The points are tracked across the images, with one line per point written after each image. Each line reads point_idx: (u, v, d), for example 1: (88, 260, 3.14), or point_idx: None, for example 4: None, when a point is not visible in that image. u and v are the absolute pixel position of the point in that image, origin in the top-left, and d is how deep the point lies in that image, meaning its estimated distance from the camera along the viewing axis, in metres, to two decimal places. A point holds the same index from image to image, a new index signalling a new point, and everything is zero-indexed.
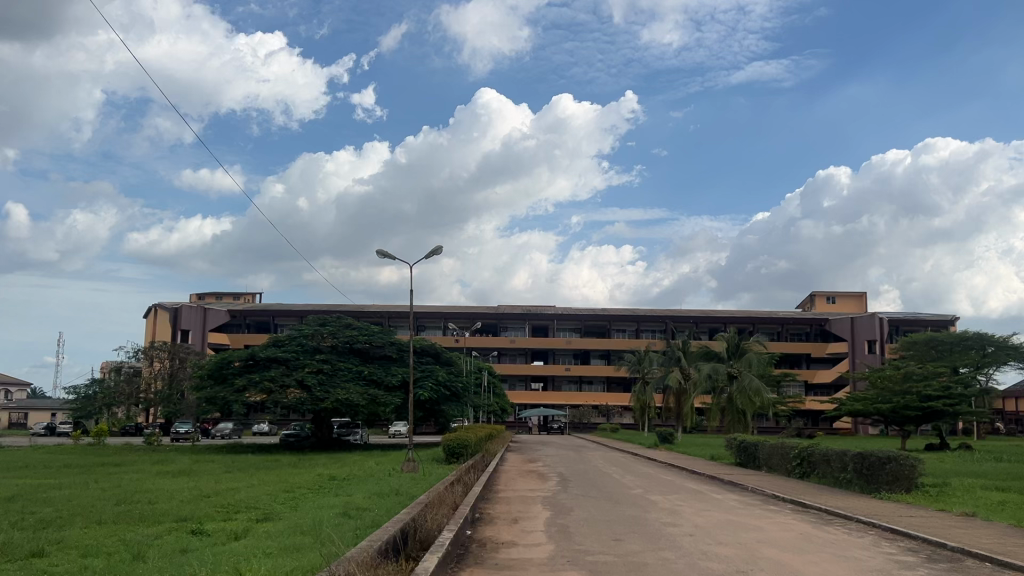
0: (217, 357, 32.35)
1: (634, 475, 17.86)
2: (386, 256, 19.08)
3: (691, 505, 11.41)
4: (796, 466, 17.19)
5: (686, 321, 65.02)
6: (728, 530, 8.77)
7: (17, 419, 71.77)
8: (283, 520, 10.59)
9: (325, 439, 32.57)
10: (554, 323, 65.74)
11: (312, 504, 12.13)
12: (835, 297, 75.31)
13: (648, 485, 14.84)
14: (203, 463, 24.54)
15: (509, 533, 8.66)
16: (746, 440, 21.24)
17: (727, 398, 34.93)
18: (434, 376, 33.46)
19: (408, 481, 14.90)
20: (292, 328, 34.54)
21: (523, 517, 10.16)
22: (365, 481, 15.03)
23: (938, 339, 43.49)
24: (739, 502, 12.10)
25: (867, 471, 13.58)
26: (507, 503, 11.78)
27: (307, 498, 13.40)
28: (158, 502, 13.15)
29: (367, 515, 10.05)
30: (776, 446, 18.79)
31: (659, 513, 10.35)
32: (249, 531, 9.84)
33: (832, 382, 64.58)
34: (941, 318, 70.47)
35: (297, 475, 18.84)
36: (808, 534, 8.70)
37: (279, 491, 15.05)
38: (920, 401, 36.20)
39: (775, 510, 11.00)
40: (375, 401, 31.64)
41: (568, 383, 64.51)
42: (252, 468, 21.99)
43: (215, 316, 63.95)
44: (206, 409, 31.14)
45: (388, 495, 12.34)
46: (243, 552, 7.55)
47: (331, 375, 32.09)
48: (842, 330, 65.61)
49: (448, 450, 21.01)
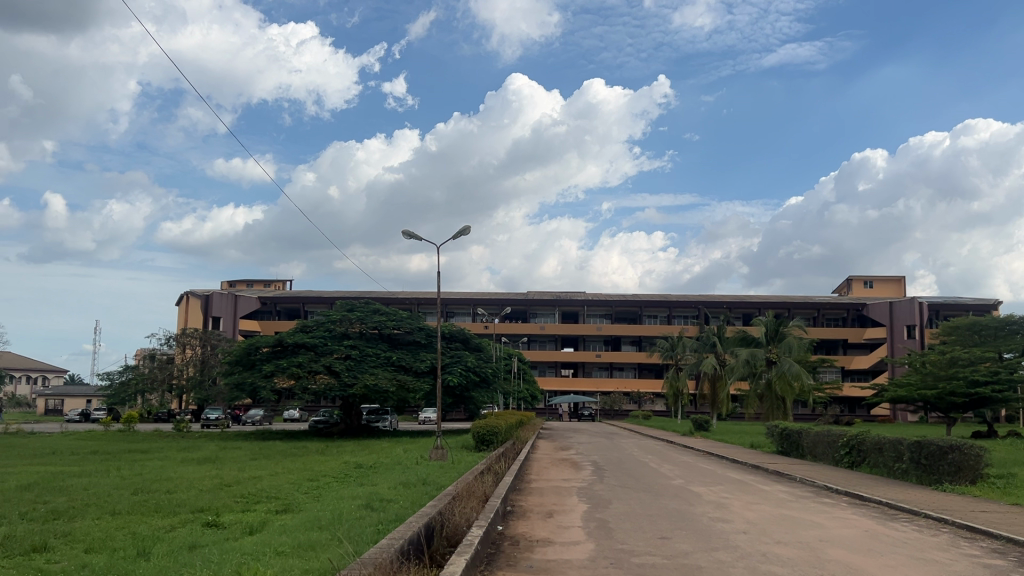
0: (245, 342, 32.05)
1: (672, 463, 17.12)
2: (411, 236, 18.31)
3: (738, 498, 10.61)
4: (845, 455, 16.30)
5: (720, 307, 63.82)
6: (784, 527, 8.00)
7: (53, 406, 72.61)
8: (302, 513, 9.95)
9: (354, 426, 32.12)
10: (585, 309, 64.91)
11: (335, 495, 11.52)
12: (872, 281, 73.56)
13: (688, 474, 14.07)
14: (231, 450, 24.13)
15: (544, 530, 7.93)
16: (789, 428, 20.36)
17: (765, 384, 33.93)
18: (463, 362, 32.89)
19: (436, 470, 14.29)
20: (320, 313, 34.18)
21: (558, 510, 9.44)
22: (391, 470, 14.41)
23: (981, 324, 41.99)
24: (789, 494, 11.28)
25: (928, 460, 12.64)
26: (540, 494, 11.08)
27: (330, 488, 12.80)
28: (175, 491, 12.63)
29: (391, 508, 9.38)
30: (822, 433, 17.89)
31: (706, 506, 9.59)
32: (265, 524, 9.24)
33: (870, 368, 63.07)
34: (984, 303, 68.45)
35: (322, 463, 18.26)
36: (876, 531, 7.88)
37: (303, 480, 14.51)
38: (967, 387, 34.83)
39: (832, 503, 10.18)
40: (404, 387, 31.17)
41: (599, 369, 63.75)
42: (279, 455, 21.56)
43: (246, 304, 64.02)
44: (235, 395, 30.84)
45: (414, 485, 11.71)
46: (253, 550, 6.87)
47: (359, 361, 31.63)
48: (881, 315, 64.00)
49: (478, 437, 20.34)
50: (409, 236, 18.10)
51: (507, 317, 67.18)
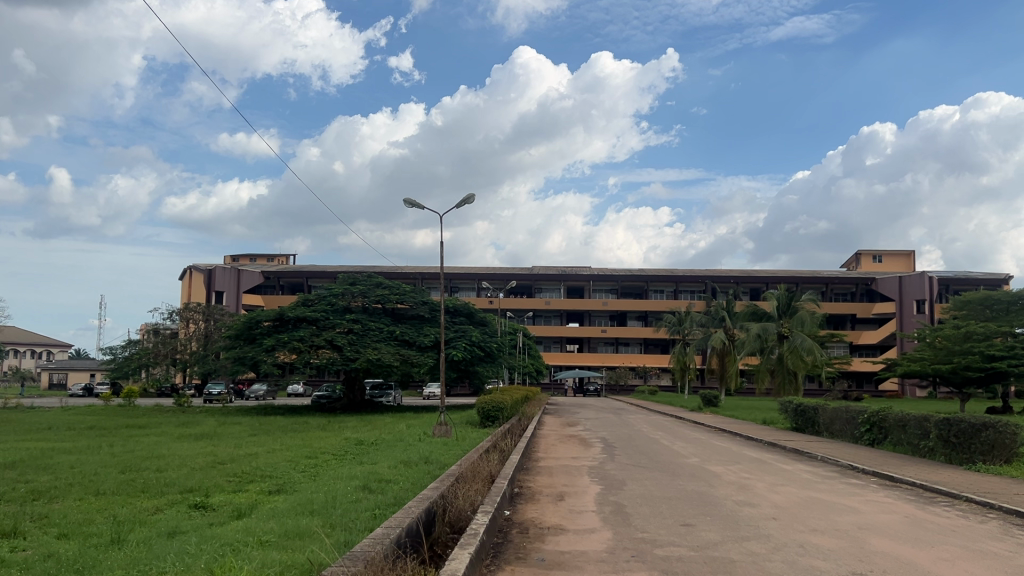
0: (245, 316, 31.41)
1: (684, 440, 16.50)
2: (412, 205, 17.53)
3: (760, 479, 9.95)
4: (865, 432, 15.66)
5: (728, 281, 63.03)
6: (819, 513, 7.33)
7: (58, 379, 72.44)
8: (296, 494, 9.32)
9: (356, 401, 31.60)
10: (591, 284, 64.21)
11: (333, 474, 10.90)
12: (881, 255, 72.63)
13: (703, 452, 13.45)
14: (231, 426, 23.57)
15: (555, 515, 7.27)
16: (804, 404, 19.70)
17: (778, 358, 33.29)
18: (468, 337, 32.24)
19: (439, 446, 13.67)
20: (322, 287, 33.53)
21: (570, 492, 8.80)
22: (392, 448, 13.81)
23: (993, 298, 41.05)
24: (813, 474, 10.62)
25: (958, 438, 11.98)
26: (549, 473, 10.44)
27: (328, 466, 12.19)
28: (165, 470, 12.02)
29: (390, 489, 8.74)
30: (840, 409, 17.22)
31: (727, 489, 8.93)
32: (255, 507, 8.60)
33: (878, 343, 62.35)
34: (994, 278, 67.55)
35: (322, 440, 17.65)
36: (919, 518, 7.20)
37: (301, 457, 13.93)
38: (982, 362, 34.13)
39: (861, 485, 9.53)
40: (407, 361, 30.57)
41: (604, 344, 63.16)
42: (279, 431, 21.03)
43: (250, 278, 63.45)
44: (235, 369, 30.24)
45: (416, 464, 11.09)
46: (235, 538, 6.21)
47: (362, 335, 31.03)
48: (890, 290, 63.13)
49: (482, 413, 19.72)
50: (410, 204, 17.32)
51: (512, 292, 66.51)
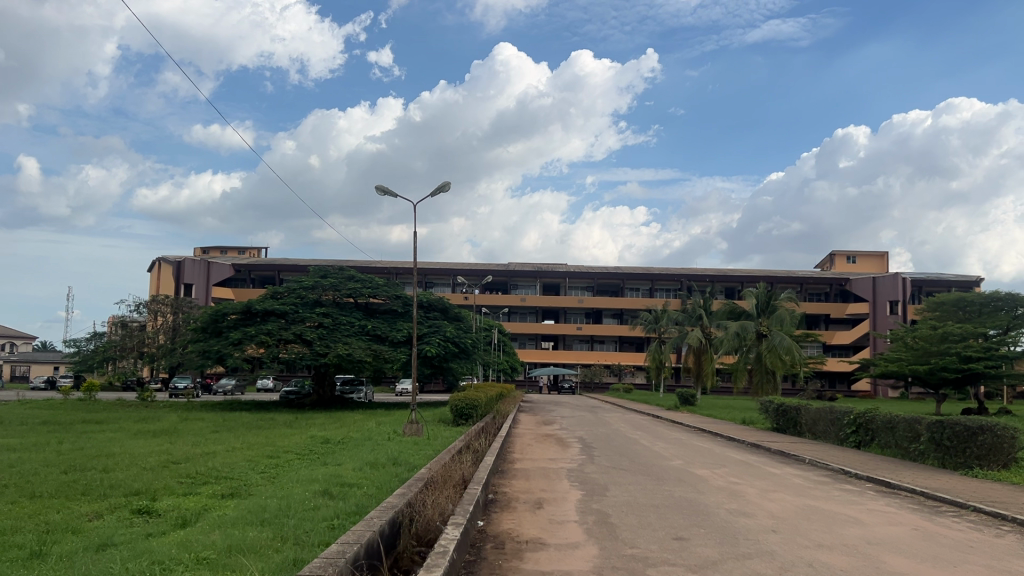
0: (212, 309, 30.40)
1: (664, 440, 15.89)
2: (385, 192, 16.68)
3: (750, 485, 9.33)
4: (851, 434, 15.14)
5: (703, 280, 62.74)
6: (824, 526, 6.72)
7: (20, 372, 70.64)
8: (250, 500, 8.54)
9: (326, 397, 30.75)
10: (566, 281, 63.68)
11: (293, 476, 10.13)
12: (855, 256, 72.81)
13: (686, 454, 12.84)
14: (194, 421, 22.66)
15: (533, 526, 6.58)
16: (786, 404, 19.18)
17: (756, 357, 32.88)
18: (442, 332, 31.47)
19: (408, 447, 12.93)
20: (292, 279, 32.57)
21: (548, 498, 8.11)
22: (360, 447, 13.06)
23: (966, 300, 40.94)
24: (804, 479, 10.05)
25: (952, 442, 11.46)
26: (526, 477, 9.75)
27: (289, 467, 11.39)
28: (113, 470, 11.17)
29: (353, 495, 8.00)
30: (824, 410, 16.70)
31: (718, 496, 8.31)
32: (202, 514, 7.82)
33: (851, 343, 62.44)
34: (966, 279, 67.88)
35: (286, 438, 16.81)
36: (930, 533, 6.62)
37: (261, 457, 13.16)
38: (960, 363, 33.93)
39: (858, 492, 8.93)
40: (379, 357, 29.79)
41: (580, 342, 62.71)
42: (242, 428, 20.19)
43: (220, 270, 62.15)
44: (200, 363, 29.21)
45: (383, 466, 10.37)
46: (170, 554, 5.45)
47: (332, 329, 30.20)
48: (864, 290, 63.14)
49: (455, 411, 19.01)
50: (383, 189, 16.50)
51: (487, 288, 65.76)
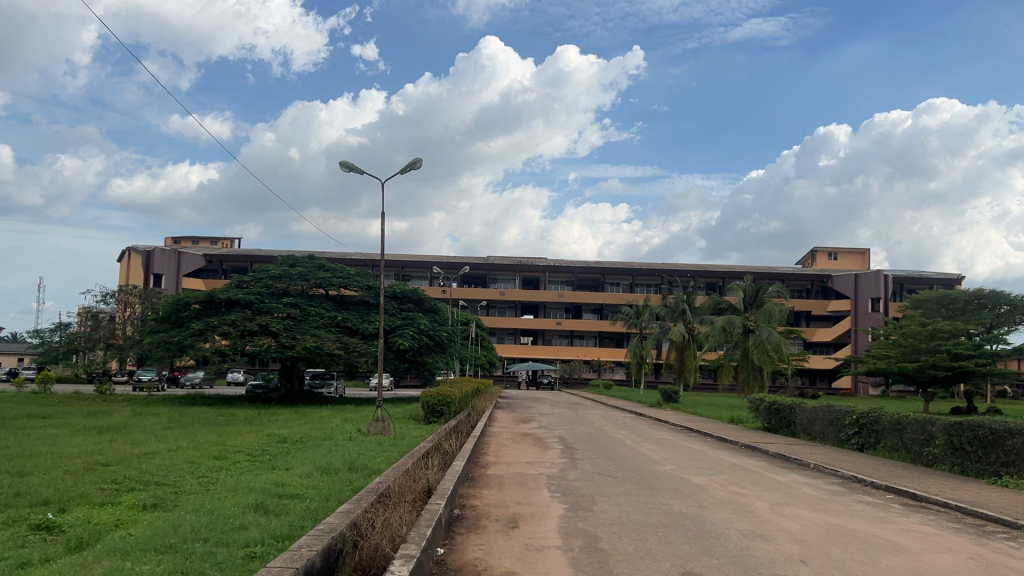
0: (173, 298, 28.83)
1: (651, 441, 14.68)
2: (349, 168, 15.19)
3: (758, 497, 8.12)
4: (853, 435, 14.01)
5: (685, 275, 61.71)
6: (863, 554, 5.50)
7: None
8: (172, 513, 7.19)
9: (294, 393, 29.28)
10: (546, 276, 62.43)
11: (232, 483, 8.78)
12: (836, 253, 72.20)
13: (678, 457, 11.65)
14: (148, 416, 21.17)
15: (506, 554, 5.31)
16: (778, 402, 18.04)
17: (742, 353, 31.80)
18: (416, 325, 30.04)
19: (370, 449, 11.59)
20: (259, 268, 31.10)
21: (525, 513, 6.84)
22: (318, 448, 11.73)
23: (950, 296, 40.06)
24: (815, 490, 8.86)
25: (977, 446, 10.33)
26: (499, 485, 8.49)
27: (232, 471, 10.04)
28: (28, 474, 9.76)
29: (291, 511, 6.68)
30: (821, 409, 15.58)
31: (724, 511, 7.09)
32: (104, 533, 6.46)
33: (832, 341, 61.77)
34: (947, 277, 67.41)
35: (239, 436, 15.40)
36: (994, 564, 5.42)
37: (205, 458, 11.80)
38: (950, 361, 33.14)
39: (882, 507, 7.74)
40: (349, 351, 28.35)
41: (559, 337, 61.54)
42: (198, 424, 18.79)
43: (190, 261, 60.30)
44: (159, 354, 27.64)
45: (336, 472, 9.04)
46: None
47: (300, 321, 28.76)
48: (846, 287, 62.39)
49: (428, 407, 17.65)
50: (348, 166, 15.11)
51: (465, 281, 64.36)
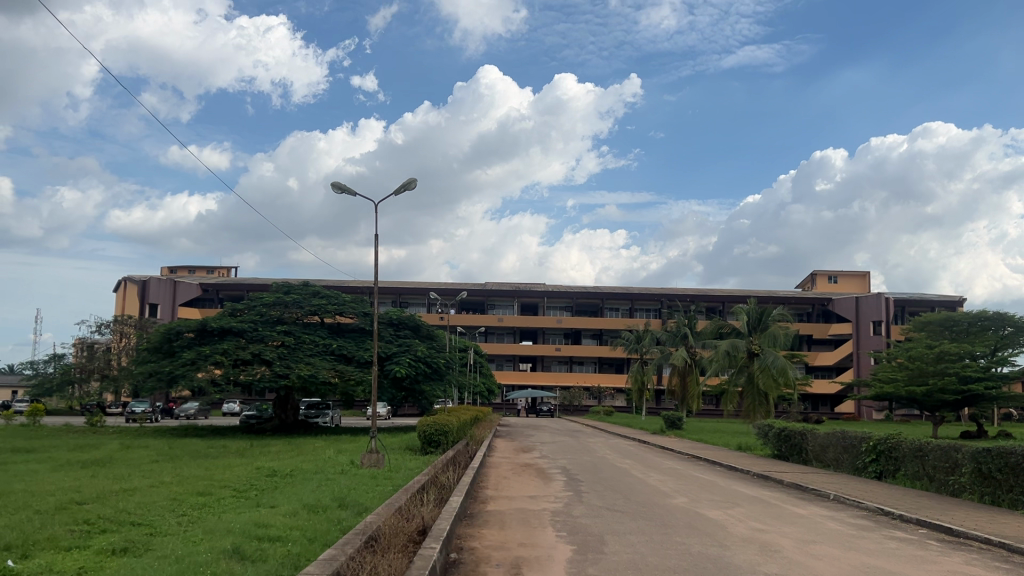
0: (164, 327, 28.26)
1: (658, 471, 14.00)
2: (342, 189, 14.64)
3: (783, 534, 7.50)
4: (870, 463, 13.37)
5: (685, 299, 61.16)
6: None
7: None
8: (141, 559, 6.55)
9: (288, 423, 28.58)
10: (545, 301, 61.87)
11: (211, 523, 8.14)
12: (836, 276, 71.71)
13: (690, 490, 11.00)
14: (136, 449, 20.51)
15: None
16: (788, 428, 17.40)
17: (747, 377, 31.13)
18: (413, 352, 29.38)
19: (363, 483, 10.93)
20: (253, 296, 30.54)
21: (530, 557, 6.20)
22: (308, 483, 11.06)
23: (954, 318, 39.51)
24: (841, 524, 8.22)
25: (1009, 473, 9.70)
26: (500, 523, 7.84)
27: (214, 510, 9.37)
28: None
29: (270, 557, 6.04)
30: (834, 436, 14.95)
31: (749, 551, 6.46)
32: None
33: (835, 365, 61.12)
34: (948, 300, 66.87)
35: (227, 470, 14.72)
36: None
37: (188, 494, 11.14)
38: (959, 384, 32.52)
39: (919, 545, 7.12)
40: (344, 379, 27.68)
41: (558, 363, 60.87)
42: (187, 457, 18.09)
43: (186, 290, 59.76)
44: (150, 385, 26.98)
45: (323, 510, 8.39)
46: None
47: (295, 349, 28.15)
48: (846, 310, 61.81)
49: (424, 438, 16.99)
50: (340, 188, 14.58)
51: (463, 307, 63.76)
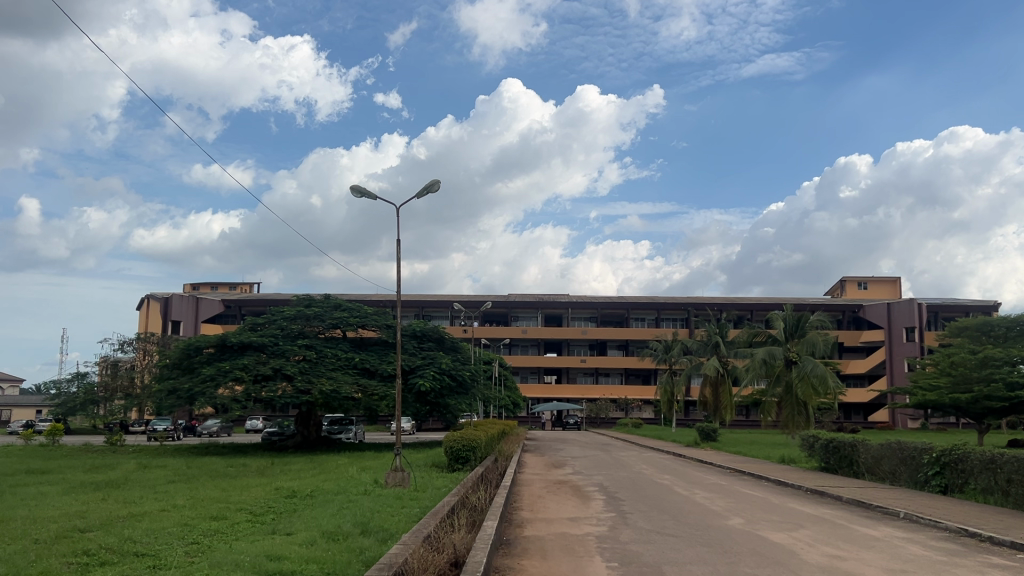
0: (184, 343, 27.67)
1: (703, 487, 13.04)
2: (361, 193, 13.88)
3: (865, 562, 6.55)
4: (934, 476, 12.35)
5: (712, 308, 59.85)
6: None
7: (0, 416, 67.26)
8: None
9: (311, 439, 27.86)
10: (569, 312, 60.96)
11: (217, 555, 7.32)
12: (866, 282, 70.12)
13: (744, 509, 10.05)
14: (153, 469, 19.81)
15: None
16: (837, 439, 16.34)
17: (785, 387, 30.05)
18: (437, 364, 28.58)
19: (388, 505, 10.10)
20: (274, 309, 29.90)
21: None
22: (328, 506, 10.24)
23: (994, 323, 38.02)
24: (925, 548, 7.27)
25: None
26: (541, 553, 6.94)
27: (223, 539, 8.55)
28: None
29: None
30: (891, 446, 13.91)
31: None
32: None
33: (868, 372, 59.56)
34: (983, 304, 65.13)
35: (245, 491, 13.93)
36: None
37: (200, 519, 10.35)
38: (1005, 391, 31.15)
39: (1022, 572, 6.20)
40: (367, 394, 26.91)
41: (584, 375, 59.74)
42: (204, 477, 17.35)
43: (209, 306, 59.36)
44: (170, 402, 26.32)
45: (343, 538, 7.56)
46: None
47: (316, 363, 27.45)
48: (878, 316, 60.23)
49: (451, 454, 16.15)
50: (359, 192, 13.86)
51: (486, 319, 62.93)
